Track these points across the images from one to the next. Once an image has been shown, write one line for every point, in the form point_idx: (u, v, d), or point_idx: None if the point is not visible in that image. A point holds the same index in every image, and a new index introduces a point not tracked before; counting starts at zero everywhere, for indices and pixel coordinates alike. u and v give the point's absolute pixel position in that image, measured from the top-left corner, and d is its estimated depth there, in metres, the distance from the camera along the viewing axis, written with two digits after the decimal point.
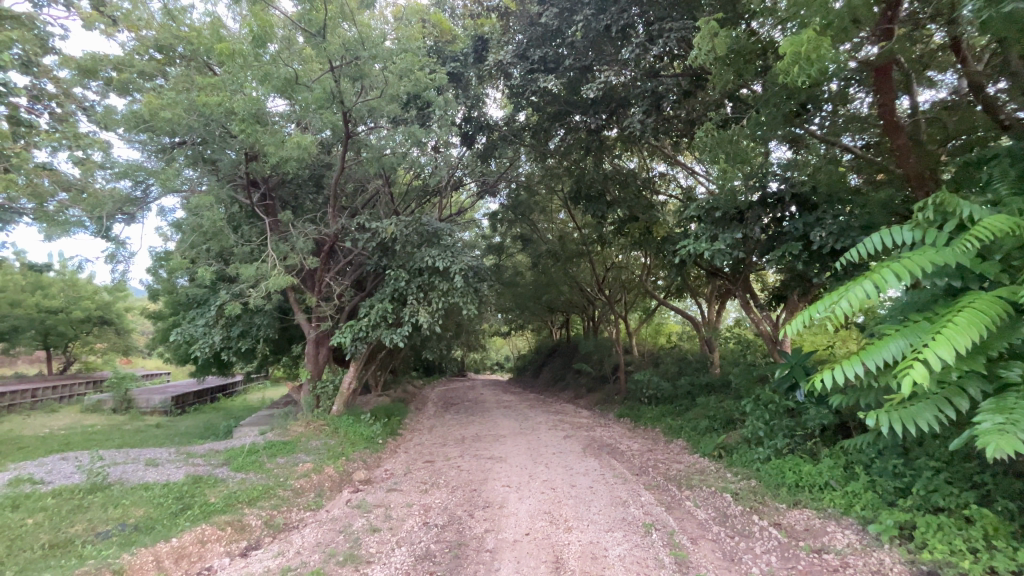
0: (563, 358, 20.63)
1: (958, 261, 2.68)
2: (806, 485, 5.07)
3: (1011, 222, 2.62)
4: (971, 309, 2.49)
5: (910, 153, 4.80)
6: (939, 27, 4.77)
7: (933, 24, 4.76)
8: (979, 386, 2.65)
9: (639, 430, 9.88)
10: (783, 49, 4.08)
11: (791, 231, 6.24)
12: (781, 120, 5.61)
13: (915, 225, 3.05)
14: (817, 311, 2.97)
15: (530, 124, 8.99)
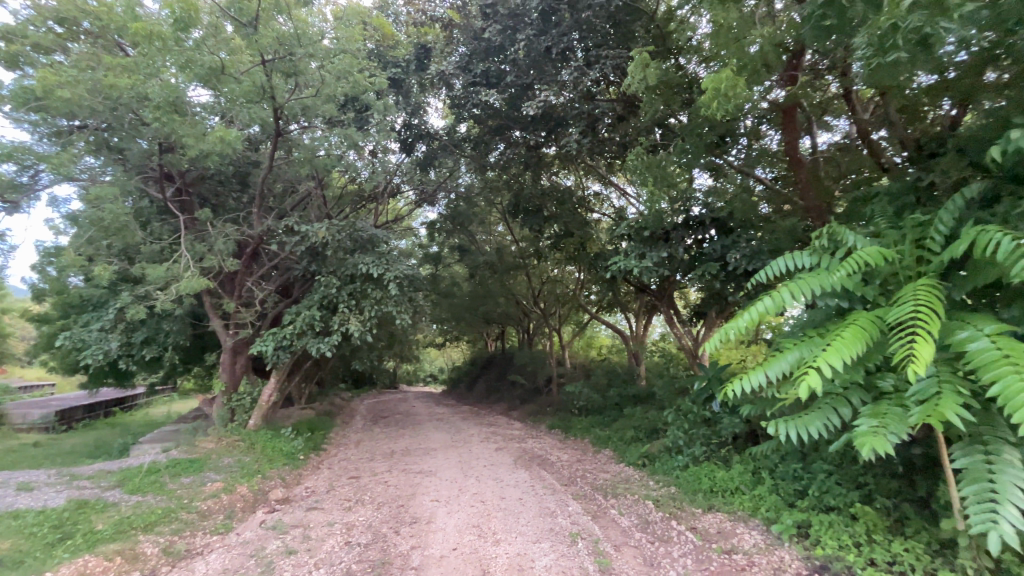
0: (498, 370, 20.69)
1: (844, 283, 3.05)
2: (720, 490, 5.41)
3: (885, 252, 3.03)
4: (854, 323, 2.85)
5: (810, 187, 5.37)
6: (835, 77, 5.38)
7: (829, 75, 5.35)
8: (859, 395, 3.00)
9: (570, 441, 10.09)
10: (704, 84, 4.43)
11: (710, 252, 6.74)
12: (703, 149, 6.06)
13: (813, 251, 3.44)
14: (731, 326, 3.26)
15: (472, 136, 9.17)
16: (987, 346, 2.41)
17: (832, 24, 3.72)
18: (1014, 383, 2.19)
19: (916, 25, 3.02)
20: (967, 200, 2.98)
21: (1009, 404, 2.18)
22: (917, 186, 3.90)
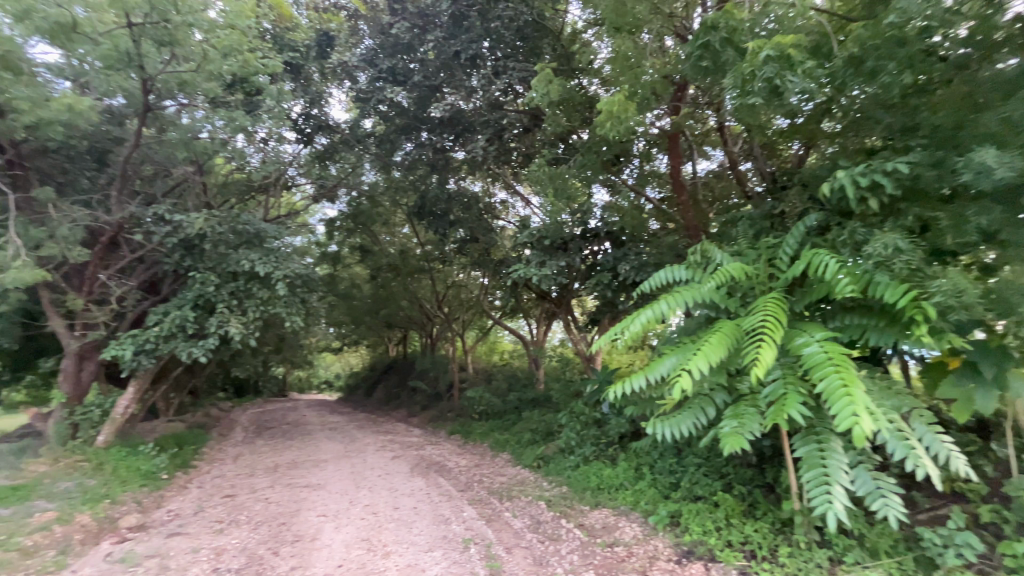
0: (398, 375, 20.08)
1: (711, 295, 3.46)
2: (606, 487, 5.74)
3: (745, 268, 3.49)
4: (718, 331, 3.24)
5: (689, 209, 5.99)
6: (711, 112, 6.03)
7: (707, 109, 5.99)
8: (722, 396, 3.41)
9: (468, 446, 10.08)
10: (600, 105, 4.77)
11: (604, 262, 7.22)
12: (600, 166, 6.45)
13: (689, 265, 3.86)
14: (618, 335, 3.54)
15: (376, 133, 8.89)
16: (817, 351, 2.87)
17: (707, 66, 4.16)
18: (834, 382, 2.63)
19: (770, 76, 3.47)
20: (806, 227, 3.51)
21: (830, 400, 2.61)
22: (772, 213, 4.48)
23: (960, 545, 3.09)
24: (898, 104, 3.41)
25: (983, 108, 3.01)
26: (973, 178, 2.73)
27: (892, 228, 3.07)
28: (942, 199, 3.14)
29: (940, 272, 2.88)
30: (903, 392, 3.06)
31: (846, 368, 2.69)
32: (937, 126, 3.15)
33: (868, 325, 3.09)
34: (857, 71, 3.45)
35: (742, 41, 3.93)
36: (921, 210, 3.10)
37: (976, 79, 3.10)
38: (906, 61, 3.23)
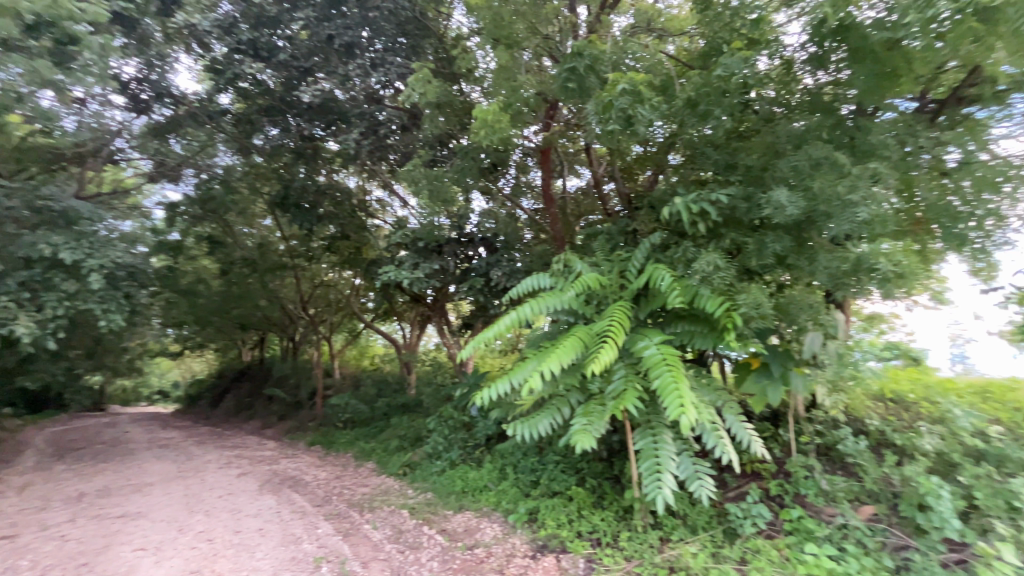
0: (252, 383, 18.04)
1: (570, 302, 3.78)
2: (470, 490, 5.78)
3: (599, 278, 3.87)
4: (574, 335, 3.53)
5: (557, 220, 6.38)
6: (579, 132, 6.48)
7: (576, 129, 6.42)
8: (576, 396, 3.71)
9: (330, 457, 9.41)
10: (475, 111, 4.89)
11: (477, 267, 7.26)
12: (476, 172, 6.48)
13: (553, 274, 4.18)
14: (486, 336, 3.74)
15: (234, 111, 8.01)
16: (654, 352, 3.24)
17: (573, 89, 4.46)
18: (667, 379, 2.99)
19: (624, 106, 3.84)
20: (651, 245, 3.97)
21: (662, 394, 2.96)
22: (626, 230, 4.96)
23: (755, 515, 3.70)
24: (722, 145, 3.99)
25: (781, 155, 3.66)
26: (771, 213, 3.30)
27: (714, 249, 3.58)
28: (752, 228, 3.67)
29: (746, 288, 3.44)
30: (718, 388, 3.59)
31: (676, 367, 3.08)
32: (749, 166, 3.75)
33: (695, 332, 3.57)
34: (692, 112, 3.96)
35: (602, 71, 4.30)
36: (735, 235, 3.60)
37: (776, 132, 3.70)
38: (728, 109, 3.77)
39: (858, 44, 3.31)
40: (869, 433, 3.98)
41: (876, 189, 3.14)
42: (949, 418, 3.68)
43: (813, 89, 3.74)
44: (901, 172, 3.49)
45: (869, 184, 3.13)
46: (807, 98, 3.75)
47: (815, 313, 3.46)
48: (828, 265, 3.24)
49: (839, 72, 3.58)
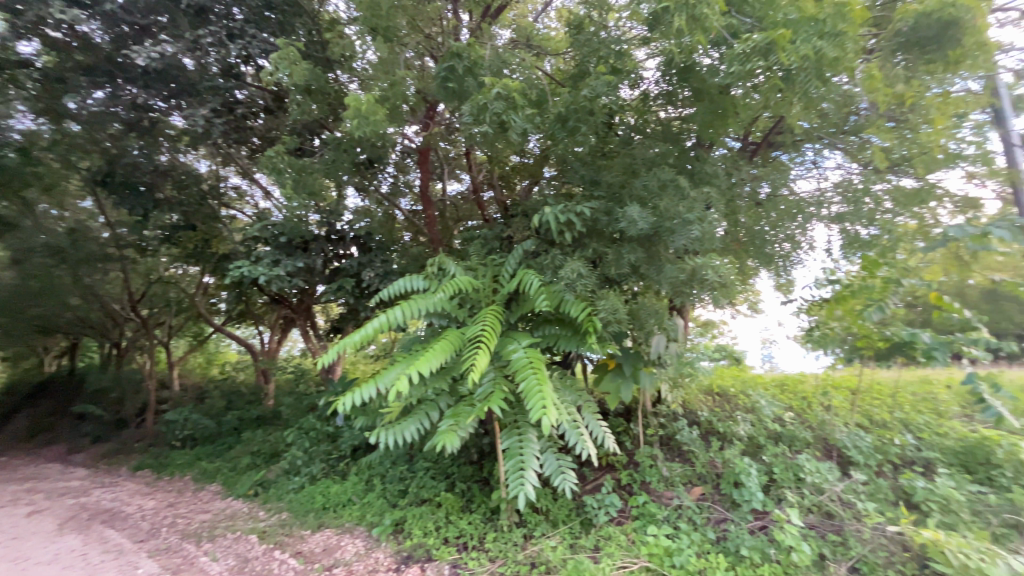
0: (55, 400, 14.70)
1: (441, 304, 3.76)
2: (331, 505, 5.37)
3: (472, 281, 3.92)
4: (444, 337, 3.51)
5: (434, 222, 6.27)
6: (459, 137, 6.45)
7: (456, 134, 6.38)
8: (445, 400, 3.69)
9: (160, 482, 8.03)
10: (347, 100, 4.63)
11: (347, 267, 6.79)
12: (347, 165, 6.10)
13: (426, 276, 4.15)
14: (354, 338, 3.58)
15: (42, 65, 6.55)
16: (522, 355, 3.34)
17: (451, 88, 4.45)
18: (532, 381, 3.09)
19: (499, 111, 3.93)
20: (523, 251, 4.10)
21: (528, 396, 3.06)
22: (500, 236, 5.06)
23: (608, 504, 4.02)
24: (588, 162, 4.32)
25: (636, 176, 4.04)
26: (626, 226, 3.64)
27: (578, 257, 3.82)
28: (611, 239, 3.98)
29: (604, 294, 3.71)
30: (579, 388, 3.83)
31: (541, 369, 3.21)
32: (610, 183, 4.09)
33: (560, 334, 3.76)
34: (561, 127, 4.21)
35: (480, 75, 4.35)
36: (596, 245, 3.90)
37: (633, 154, 4.12)
38: (593, 127, 4.08)
39: (699, 86, 3.84)
40: (700, 423, 4.57)
41: (707, 212, 3.65)
42: (758, 407, 4.51)
43: (664, 121, 4.28)
44: (728, 200, 4.09)
45: (702, 207, 3.63)
46: (660, 128, 4.24)
47: (659, 318, 3.83)
48: (670, 276, 3.61)
49: (684, 109, 4.17)
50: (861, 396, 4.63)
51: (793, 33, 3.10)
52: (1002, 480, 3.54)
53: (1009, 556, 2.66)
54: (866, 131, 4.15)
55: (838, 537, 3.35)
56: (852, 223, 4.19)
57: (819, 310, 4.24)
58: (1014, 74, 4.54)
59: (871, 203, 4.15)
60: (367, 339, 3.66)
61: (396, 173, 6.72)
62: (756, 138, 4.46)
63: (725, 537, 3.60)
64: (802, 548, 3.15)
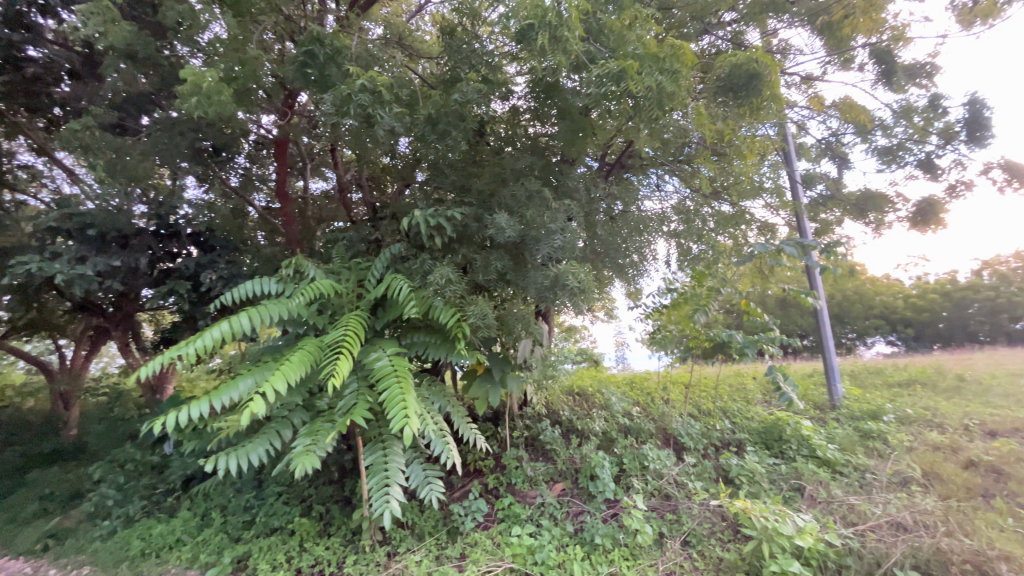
0: None
1: (296, 309, 3.44)
2: (153, 551, 4.49)
3: (334, 285, 3.65)
4: (300, 348, 3.21)
5: (293, 221, 5.65)
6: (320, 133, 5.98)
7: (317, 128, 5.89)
8: (300, 416, 3.36)
9: None
10: (182, 73, 3.99)
11: (182, 267, 5.40)
12: (182, 149, 5.27)
13: (280, 279, 3.77)
14: (190, 348, 3.13)
15: None
16: (386, 363, 3.19)
17: (312, 75, 4.12)
18: (395, 391, 2.96)
19: (364, 104, 3.73)
20: (392, 254, 3.96)
21: (390, 407, 2.92)
22: (367, 238, 4.79)
23: (474, 510, 4.01)
24: (459, 168, 4.35)
25: (506, 185, 4.16)
26: (494, 233, 3.72)
27: (447, 262, 3.79)
28: (481, 245, 4.05)
29: (473, 299, 3.72)
30: (446, 395, 3.78)
31: (406, 378, 3.09)
32: (480, 191, 4.15)
33: (428, 342, 3.67)
34: (432, 130, 4.14)
35: (344, 64, 4.09)
36: (466, 251, 3.94)
37: (503, 164, 4.26)
38: (463, 133, 4.09)
39: (563, 104, 4.07)
40: (562, 422, 4.84)
41: (568, 223, 3.88)
42: (610, 404, 4.96)
43: (532, 136, 4.50)
44: (587, 213, 4.43)
45: (563, 219, 3.85)
46: (529, 143, 4.47)
47: (526, 322, 3.94)
48: (536, 282, 3.73)
49: (549, 126, 4.42)
50: (692, 389, 5.37)
51: (640, 65, 3.47)
52: (790, 452, 4.36)
53: (795, 515, 3.25)
54: (697, 161, 4.84)
55: (674, 516, 3.77)
56: (685, 239, 4.76)
57: (659, 314, 4.76)
58: (798, 126, 5.75)
59: (702, 223, 4.83)
60: (206, 350, 3.22)
61: (249, 165, 5.98)
62: (611, 159, 4.87)
63: (581, 528, 3.83)
64: (645, 529, 3.50)
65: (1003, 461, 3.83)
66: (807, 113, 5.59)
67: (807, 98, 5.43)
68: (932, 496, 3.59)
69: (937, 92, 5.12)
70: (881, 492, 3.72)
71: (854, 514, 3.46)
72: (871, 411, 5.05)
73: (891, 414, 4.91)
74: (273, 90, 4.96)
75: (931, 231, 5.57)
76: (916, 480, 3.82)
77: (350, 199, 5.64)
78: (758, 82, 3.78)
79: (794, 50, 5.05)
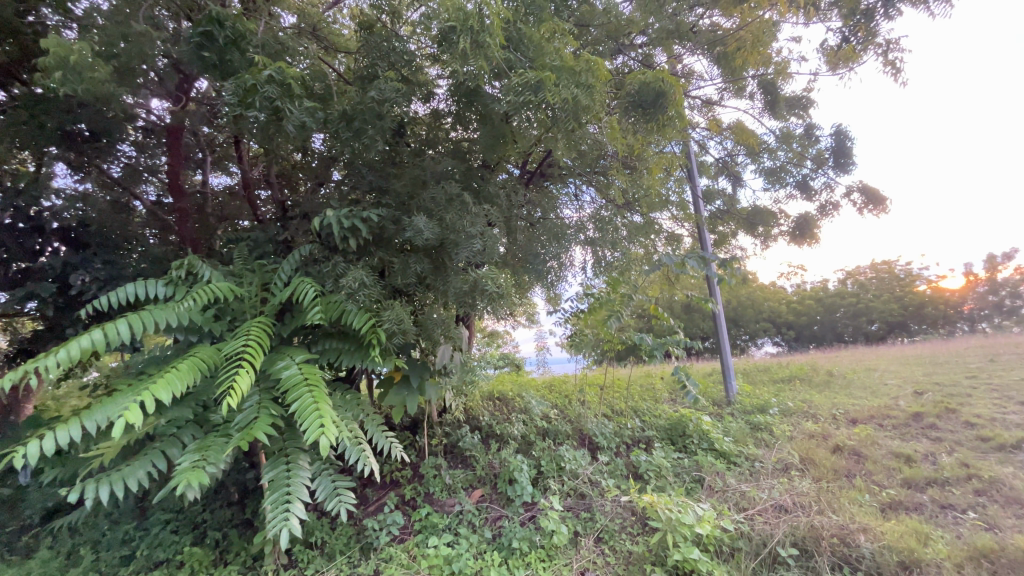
0: None
1: (187, 314, 3.10)
2: None
3: (233, 287, 3.35)
4: (190, 357, 2.89)
5: (188, 218, 5.06)
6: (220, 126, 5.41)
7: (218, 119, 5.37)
8: (190, 433, 3.02)
9: None
10: (46, 42, 3.47)
11: (45, 267, 4.60)
12: (49, 131, 4.59)
13: (169, 281, 3.39)
14: (49, 360, 2.67)
15: None
16: (294, 372, 2.97)
17: (210, 59, 3.80)
18: (307, 400, 2.77)
19: (270, 95, 3.48)
20: (301, 256, 3.71)
21: (302, 417, 2.71)
22: (276, 238, 4.46)
23: (389, 524, 3.85)
24: (377, 169, 4.21)
25: (426, 188, 4.09)
26: (413, 236, 3.62)
27: (362, 265, 3.63)
28: (399, 249, 3.94)
29: (390, 304, 3.59)
30: (361, 404, 3.60)
31: (318, 387, 2.90)
32: (398, 193, 4.03)
33: (342, 349, 3.48)
34: (347, 127, 3.97)
35: (249, 50, 3.80)
36: (382, 254, 3.82)
37: (423, 167, 4.17)
38: (383, 132, 3.92)
39: (484, 110, 4.08)
40: (481, 428, 4.83)
41: (488, 228, 3.89)
42: (528, 408, 5.04)
43: (454, 140, 4.50)
44: (507, 219, 4.48)
45: (483, 224, 3.85)
46: (451, 148, 4.45)
47: (446, 328, 3.88)
48: (455, 287, 3.69)
49: (471, 131, 4.42)
50: (606, 390, 5.60)
51: (557, 76, 3.57)
52: (692, 446, 4.70)
53: (695, 505, 3.50)
54: (611, 174, 5.09)
55: (588, 514, 3.90)
56: (600, 247, 4.82)
57: (576, 319, 4.92)
58: (699, 146, 6.29)
59: (618, 233, 4.93)
60: (71, 361, 2.79)
61: (136, 154, 5.22)
62: (533, 167, 4.97)
63: (500, 533, 3.82)
64: (560, 529, 3.56)
65: (862, 444, 4.43)
66: (707, 134, 6.13)
67: (707, 121, 5.96)
68: (808, 479, 4.05)
69: (811, 123, 5.83)
70: (767, 478, 4.13)
71: (744, 500, 3.80)
72: (759, 405, 5.62)
73: (775, 407, 5.50)
74: (166, 73, 4.50)
75: (808, 246, 6.33)
76: (795, 466, 4.29)
77: (257, 196, 5.17)
78: (663, 100, 4.02)
79: (695, 76, 5.51)
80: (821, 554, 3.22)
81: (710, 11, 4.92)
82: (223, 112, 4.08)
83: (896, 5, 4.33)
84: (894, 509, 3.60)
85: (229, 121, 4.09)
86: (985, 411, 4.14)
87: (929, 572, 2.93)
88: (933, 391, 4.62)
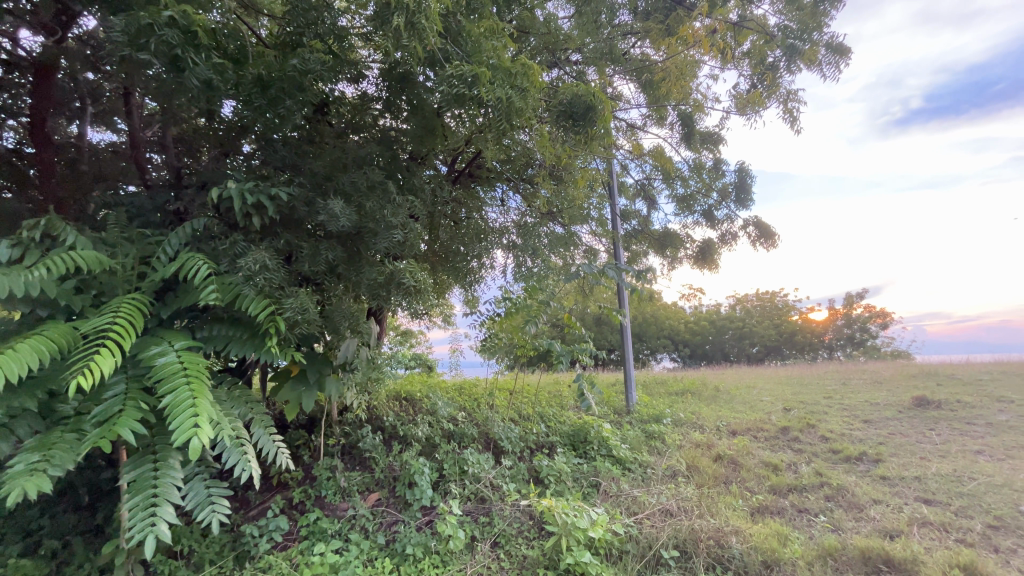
0: None
1: (37, 284, 2.62)
2: None
3: (101, 257, 2.89)
4: (35, 336, 2.44)
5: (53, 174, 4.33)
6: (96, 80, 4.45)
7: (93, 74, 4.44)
8: (27, 425, 2.54)
9: None
10: None
11: None
12: None
13: (15, 242, 2.86)
14: None
15: None
16: (171, 360, 2.62)
17: None
18: (182, 394, 2.45)
19: (170, 41, 3.08)
20: (193, 231, 3.31)
21: (174, 413, 2.40)
22: (165, 208, 3.96)
23: (271, 530, 3.55)
24: (294, 145, 3.94)
25: (345, 171, 3.87)
26: (325, 221, 3.39)
27: (266, 246, 3.32)
28: (309, 233, 3.67)
29: (293, 292, 3.31)
30: (250, 399, 3.26)
31: (198, 379, 2.59)
32: (314, 172, 3.77)
33: (231, 337, 3.14)
34: (262, 93, 3.65)
35: None
36: (290, 237, 3.53)
37: (344, 149, 3.95)
38: (301, 104, 3.65)
39: (416, 100, 3.96)
40: (384, 429, 4.65)
41: (410, 220, 3.75)
42: (435, 409, 4.92)
43: (382, 127, 4.33)
44: (430, 214, 4.37)
45: (405, 215, 3.71)
46: (378, 136, 4.29)
47: (353, 322, 3.65)
48: (369, 278, 3.51)
49: (399, 120, 4.28)
50: (515, 395, 5.65)
51: (493, 75, 3.55)
52: (592, 452, 4.89)
53: (590, 509, 3.63)
54: (537, 182, 5.18)
55: (487, 518, 3.88)
56: (521, 253, 4.96)
57: (492, 323, 4.90)
58: (621, 167, 6.64)
59: (539, 241, 5.03)
60: None
61: None
62: (461, 166, 4.89)
63: (394, 539, 3.66)
64: (457, 535, 3.49)
65: (739, 454, 4.88)
66: (629, 157, 6.45)
67: (630, 144, 6.28)
68: (692, 485, 4.37)
69: (720, 158, 6.32)
70: (656, 484, 4.40)
71: (636, 505, 4.01)
72: (654, 415, 6.02)
73: (668, 417, 5.93)
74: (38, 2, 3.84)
75: (708, 271, 6.89)
76: (682, 472, 4.63)
77: (144, 159, 4.50)
78: (593, 114, 4.12)
79: (623, 99, 5.80)
80: (698, 556, 3.47)
81: (641, 42, 5.33)
82: (110, 56, 3.56)
83: (797, 62, 4.87)
84: (761, 513, 4.00)
85: (117, 66, 3.58)
86: (836, 426, 4.74)
87: (786, 570, 3.29)
88: (799, 408, 5.18)
